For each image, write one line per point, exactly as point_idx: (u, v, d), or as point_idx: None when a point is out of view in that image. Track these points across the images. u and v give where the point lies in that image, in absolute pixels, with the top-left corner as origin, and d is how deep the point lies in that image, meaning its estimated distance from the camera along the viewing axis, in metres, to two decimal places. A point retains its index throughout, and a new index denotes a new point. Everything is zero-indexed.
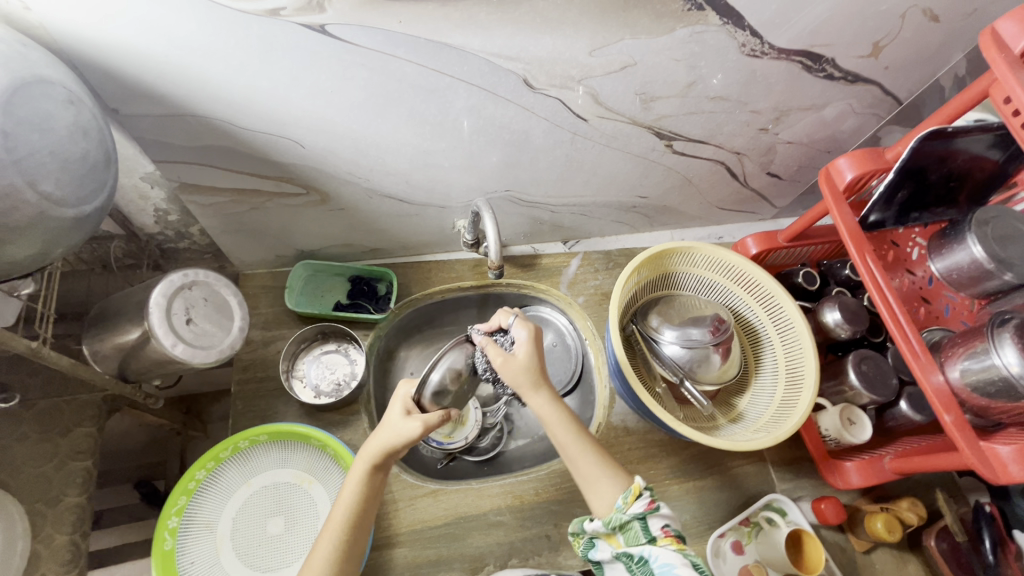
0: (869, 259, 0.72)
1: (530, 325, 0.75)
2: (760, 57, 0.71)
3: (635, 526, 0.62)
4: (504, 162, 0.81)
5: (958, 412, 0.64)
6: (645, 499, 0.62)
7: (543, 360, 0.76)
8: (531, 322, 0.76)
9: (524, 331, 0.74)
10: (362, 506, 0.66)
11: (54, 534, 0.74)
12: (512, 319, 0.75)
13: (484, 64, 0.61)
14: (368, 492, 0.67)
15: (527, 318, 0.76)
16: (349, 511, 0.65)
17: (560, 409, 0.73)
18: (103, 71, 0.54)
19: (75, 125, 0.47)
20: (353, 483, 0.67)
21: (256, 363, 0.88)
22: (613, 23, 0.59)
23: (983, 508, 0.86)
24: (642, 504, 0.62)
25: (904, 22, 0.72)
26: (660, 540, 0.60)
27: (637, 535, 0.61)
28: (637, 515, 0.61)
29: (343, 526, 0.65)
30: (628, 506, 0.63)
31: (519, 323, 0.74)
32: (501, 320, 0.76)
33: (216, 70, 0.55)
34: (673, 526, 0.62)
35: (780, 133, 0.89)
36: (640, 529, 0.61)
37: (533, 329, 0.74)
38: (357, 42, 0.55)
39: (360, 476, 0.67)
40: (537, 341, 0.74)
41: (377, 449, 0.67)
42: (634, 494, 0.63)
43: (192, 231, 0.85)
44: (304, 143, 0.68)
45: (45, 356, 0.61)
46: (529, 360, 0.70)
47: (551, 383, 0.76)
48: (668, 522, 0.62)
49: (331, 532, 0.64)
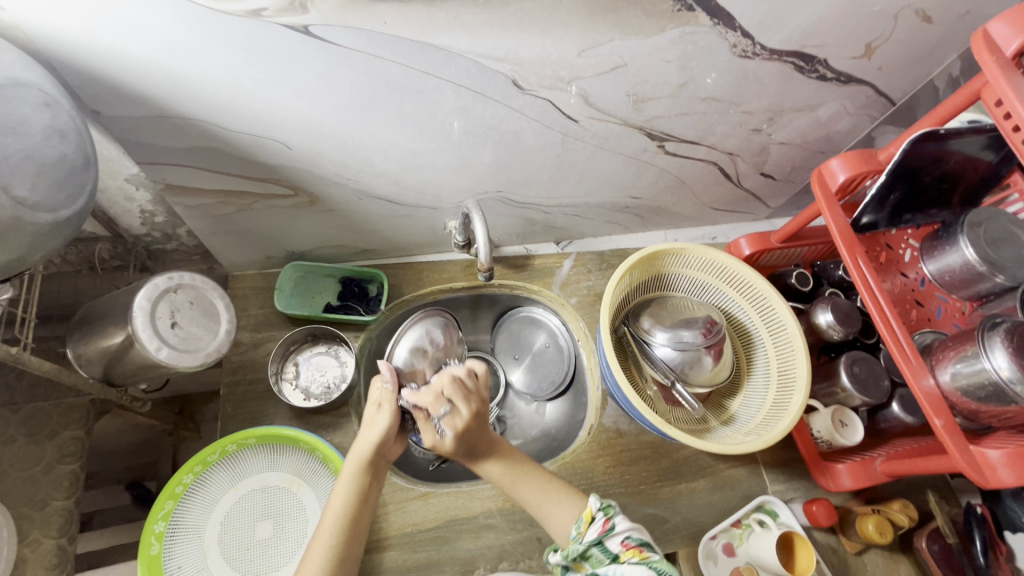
0: (861, 262, 0.71)
1: (461, 417, 0.69)
2: (752, 58, 0.70)
3: (595, 552, 0.62)
4: (495, 163, 0.80)
5: (947, 416, 0.63)
6: (599, 521, 0.64)
7: (481, 431, 0.72)
8: (466, 407, 0.70)
9: (452, 427, 0.68)
10: (356, 509, 0.67)
11: (41, 537, 0.73)
12: (445, 410, 0.68)
13: (472, 65, 0.60)
14: (360, 495, 0.67)
15: (463, 399, 0.70)
16: (343, 515, 0.66)
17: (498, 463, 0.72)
18: (82, 72, 0.53)
19: (52, 127, 0.46)
20: (344, 489, 0.67)
21: (245, 366, 0.87)
22: (602, 23, 0.58)
23: (973, 509, 0.87)
24: (595, 527, 0.63)
25: (897, 23, 0.71)
26: (623, 556, 0.60)
27: (599, 558, 0.62)
28: (593, 540, 0.62)
29: (338, 530, 0.65)
30: (584, 534, 0.64)
31: (450, 421, 0.68)
32: (436, 401, 0.69)
33: (199, 73, 0.54)
34: (633, 537, 0.61)
35: (773, 133, 0.89)
36: (600, 552, 0.62)
37: (463, 425, 0.69)
38: (342, 43, 0.54)
39: (349, 480, 0.68)
40: (467, 433, 0.69)
41: (364, 447, 0.68)
42: (587, 521, 0.64)
43: (179, 232, 0.84)
44: (291, 144, 0.67)
45: (27, 361, 0.60)
46: (477, 432, 0.71)
47: (489, 439, 0.72)
48: (628, 535, 0.62)
49: (325, 534, 0.65)
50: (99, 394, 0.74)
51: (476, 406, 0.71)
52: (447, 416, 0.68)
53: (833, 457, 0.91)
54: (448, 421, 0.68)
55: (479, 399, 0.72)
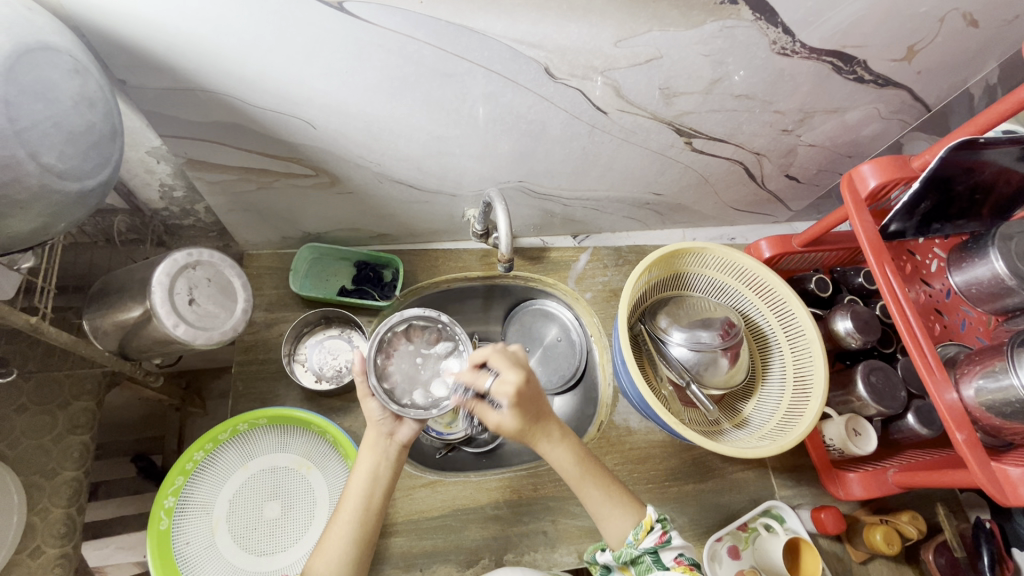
0: (888, 269, 0.69)
1: (511, 384, 0.64)
2: (790, 55, 0.68)
3: (646, 560, 0.62)
4: (518, 152, 0.79)
5: (970, 431, 0.62)
6: (656, 532, 0.63)
7: (536, 400, 0.66)
8: (515, 372, 0.64)
9: (506, 399, 0.63)
10: (371, 490, 0.67)
11: (50, 506, 0.73)
12: (491, 380, 0.65)
13: (506, 50, 0.59)
14: (374, 475, 0.68)
15: (509, 367, 0.65)
16: (361, 496, 0.66)
17: (562, 442, 0.69)
18: (111, 40, 0.52)
19: (81, 95, 0.45)
20: (361, 470, 0.68)
21: (258, 345, 0.87)
22: (641, 13, 0.57)
23: (983, 525, 0.85)
24: (653, 538, 0.63)
25: (943, 25, 0.69)
26: (674, 569, 0.60)
27: (649, 566, 0.62)
28: (648, 549, 0.62)
29: (357, 509, 0.65)
30: (640, 541, 0.63)
31: (499, 389, 0.64)
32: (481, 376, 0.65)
33: (229, 46, 0.53)
34: (686, 555, 0.62)
35: (802, 135, 0.87)
36: (651, 561, 0.62)
37: (515, 389, 0.63)
38: (375, 22, 0.53)
39: (367, 462, 0.68)
40: (523, 400, 0.64)
41: (375, 429, 0.69)
42: (645, 528, 0.63)
43: (197, 208, 0.83)
44: (316, 124, 0.66)
45: (45, 331, 0.60)
46: (533, 397, 0.66)
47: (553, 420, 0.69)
48: (682, 552, 0.62)
49: (345, 514, 0.65)
50: (114, 367, 0.74)
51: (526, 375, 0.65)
52: (497, 385, 0.64)
53: (844, 466, 0.91)
54: (499, 390, 0.64)
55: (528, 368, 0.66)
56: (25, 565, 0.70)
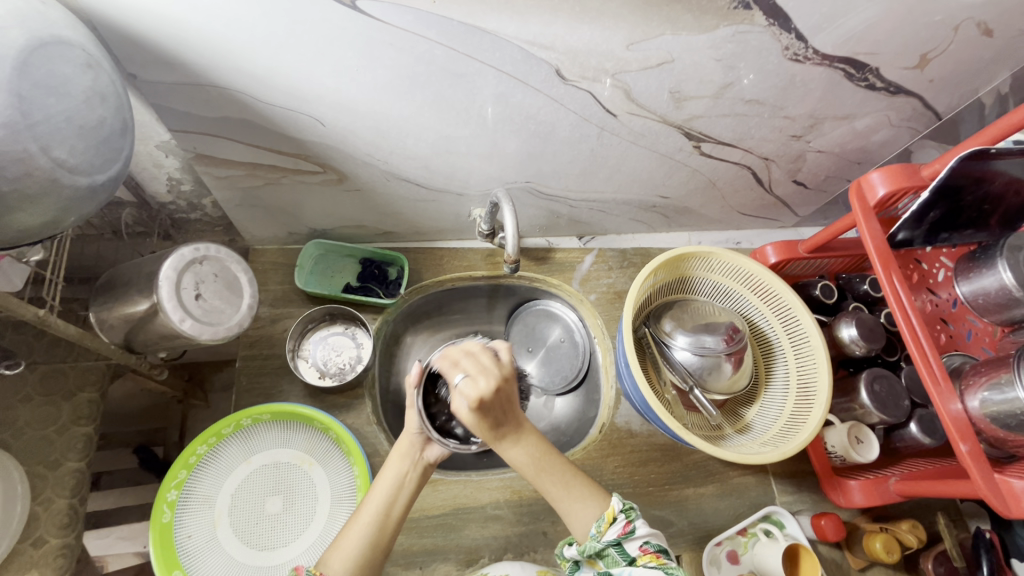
0: (895, 278, 0.69)
1: (479, 389, 0.59)
2: (802, 62, 0.68)
3: (611, 552, 0.60)
4: (525, 152, 0.78)
5: (974, 441, 0.61)
6: (620, 523, 0.61)
7: (502, 409, 0.63)
8: (486, 380, 0.60)
9: (466, 401, 0.60)
10: (393, 497, 0.66)
11: (53, 496, 0.74)
12: (460, 378, 0.61)
13: (517, 51, 0.59)
14: (398, 482, 0.66)
15: (483, 372, 0.61)
16: (384, 501, 0.65)
17: (521, 446, 0.66)
18: (124, 36, 0.52)
19: (93, 90, 0.45)
20: (387, 475, 0.66)
21: (262, 340, 0.87)
22: (654, 16, 0.57)
23: (983, 535, 0.83)
24: (616, 529, 0.61)
25: (957, 34, 0.69)
26: (640, 560, 0.59)
27: (615, 559, 0.60)
28: (611, 542, 0.60)
29: (377, 514, 0.64)
30: (604, 533, 0.61)
31: (465, 389, 0.60)
32: (453, 369, 0.62)
33: (241, 42, 0.53)
34: (652, 543, 0.60)
35: (812, 141, 0.87)
36: (617, 554, 0.60)
37: (479, 396, 0.59)
38: (387, 20, 0.52)
39: (394, 470, 0.67)
40: (485, 407, 0.60)
41: (409, 439, 0.67)
42: (608, 521, 0.62)
43: (204, 203, 0.83)
44: (325, 121, 0.66)
45: (53, 324, 0.60)
46: (498, 407, 0.62)
47: (516, 419, 0.65)
48: (648, 539, 0.60)
49: (364, 517, 0.64)
50: (119, 360, 0.74)
51: (500, 383, 0.61)
52: (464, 384, 0.60)
53: (845, 473, 0.91)
54: (464, 389, 0.60)
55: (503, 374, 0.62)
56: (28, 554, 0.70)
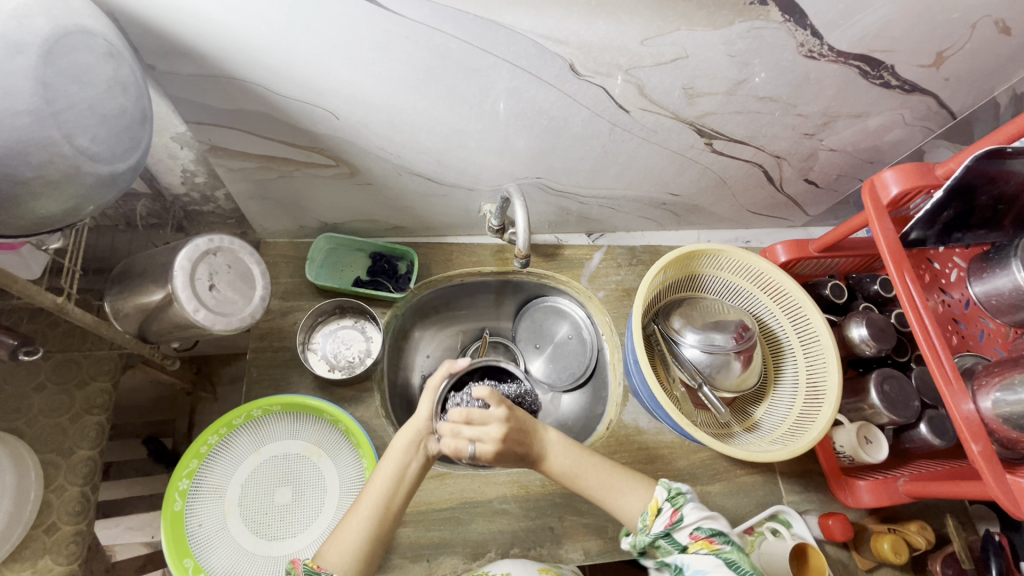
0: (908, 278, 0.68)
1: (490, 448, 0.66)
2: (817, 58, 0.68)
3: (663, 543, 0.62)
4: (536, 148, 0.79)
5: (986, 442, 0.61)
6: (666, 513, 0.63)
7: (522, 438, 0.69)
8: (494, 441, 0.66)
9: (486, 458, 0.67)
10: (393, 489, 0.66)
11: (66, 483, 0.74)
12: (472, 447, 0.66)
13: (532, 46, 0.59)
14: (399, 476, 0.67)
15: (489, 428, 0.67)
16: (385, 491, 0.66)
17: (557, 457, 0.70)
18: (145, 28, 0.52)
19: (114, 79, 0.46)
20: (387, 468, 0.67)
21: (273, 333, 0.87)
22: (670, 11, 0.57)
23: (992, 537, 0.82)
24: (662, 520, 0.62)
25: (974, 32, 0.68)
26: (692, 547, 0.59)
27: (668, 548, 0.61)
28: (660, 533, 0.62)
29: (376, 506, 0.65)
30: (651, 526, 0.63)
31: (480, 454, 0.66)
32: (461, 440, 0.67)
33: (259, 35, 0.54)
34: (703, 527, 0.60)
35: (824, 139, 0.86)
36: (668, 544, 0.61)
37: (495, 453, 0.66)
38: (404, 13, 0.53)
39: (394, 462, 0.67)
40: (502, 455, 0.67)
41: (412, 432, 0.69)
42: (653, 513, 0.63)
43: (217, 195, 0.84)
44: (339, 114, 0.66)
45: (70, 312, 0.61)
46: (518, 440, 0.69)
47: (541, 441, 0.71)
48: (698, 526, 0.61)
49: (363, 508, 0.65)
50: (133, 349, 0.75)
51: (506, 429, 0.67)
52: (477, 448, 0.66)
53: (854, 473, 0.91)
54: (480, 453, 0.66)
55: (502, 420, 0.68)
56: (41, 540, 0.71)
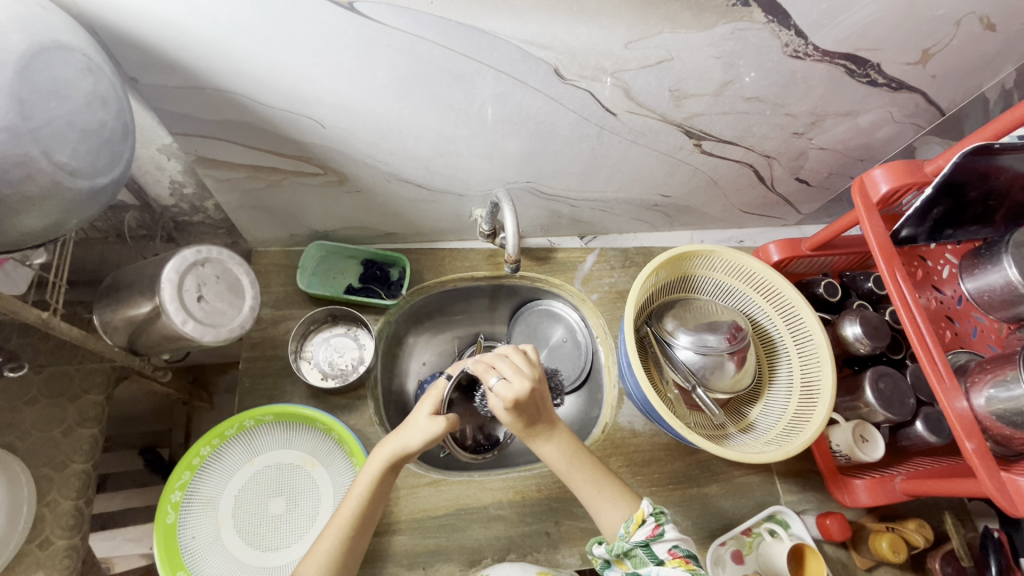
0: (898, 275, 0.67)
1: (513, 389, 0.65)
2: (802, 58, 0.68)
3: (640, 553, 0.61)
4: (526, 152, 0.78)
5: (980, 440, 0.60)
6: (650, 525, 0.61)
7: (538, 407, 0.68)
8: (521, 380, 0.65)
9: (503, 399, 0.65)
10: (369, 504, 0.66)
11: (59, 497, 0.74)
12: (496, 380, 0.66)
13: (515, 51, 0.59)
14: (376, 489, 0.67)
15: (517, 373, 0.66)
16: (357, 508, 0.65)
17: (552, 444, 0.69)
18: (126, 41, 0.52)
19: (94, 93, 0.46)
20: (364, 480, 0.67)
21: (265, 342, 0.87)
22: (652, 14, 0.56)
23: (991, 533, 0.81)
24: (644, 531, 0.61)
25: (959, 29, 0.68)
26: (668, 563, 0.58)
27: (643, 559, 0.61)
28: (640, 542, 0.61)
29: (351, 521, 0.65)
30: (632, 534, 0.62)
31: (501, 390, 0.65)
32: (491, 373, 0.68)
33: (242, 46, 0.54)
34: (681, 547, 0.60)
35: (813, 138, 0.86)
36: (645, 555, 0.61)
37: (514, 396, 0.64)
38: (385, 21, 0.53)
39: (373, 475, 0.67)
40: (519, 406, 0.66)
41: (404, 444, 0.67)
42: (637, 522, 0.62)
43: (206, 205, 0.84)
44: (325, 123, 0.66)
45: (56, 326, 0.60)
46: (534, 407, 0.67)
47: (548, 421, 0.69)
48: (677, 544, 0.60)
49: (333, 533, 0.64)
50: (123, 362, 0.75)
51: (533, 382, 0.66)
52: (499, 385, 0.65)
53: (851, 472, 0.90)
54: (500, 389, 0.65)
55: (534, 374, 0.67)
56: (35, 555, 0.71)
